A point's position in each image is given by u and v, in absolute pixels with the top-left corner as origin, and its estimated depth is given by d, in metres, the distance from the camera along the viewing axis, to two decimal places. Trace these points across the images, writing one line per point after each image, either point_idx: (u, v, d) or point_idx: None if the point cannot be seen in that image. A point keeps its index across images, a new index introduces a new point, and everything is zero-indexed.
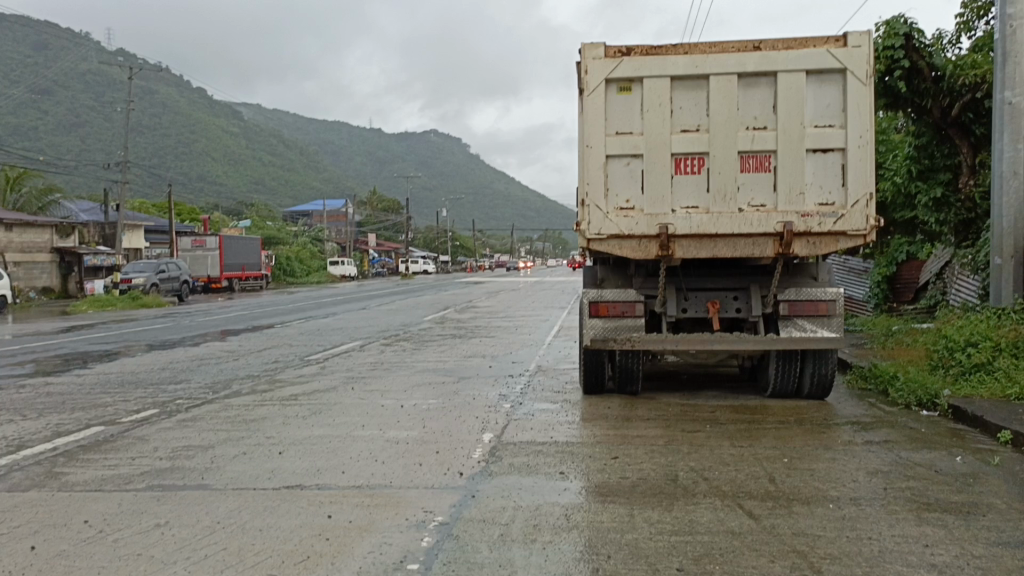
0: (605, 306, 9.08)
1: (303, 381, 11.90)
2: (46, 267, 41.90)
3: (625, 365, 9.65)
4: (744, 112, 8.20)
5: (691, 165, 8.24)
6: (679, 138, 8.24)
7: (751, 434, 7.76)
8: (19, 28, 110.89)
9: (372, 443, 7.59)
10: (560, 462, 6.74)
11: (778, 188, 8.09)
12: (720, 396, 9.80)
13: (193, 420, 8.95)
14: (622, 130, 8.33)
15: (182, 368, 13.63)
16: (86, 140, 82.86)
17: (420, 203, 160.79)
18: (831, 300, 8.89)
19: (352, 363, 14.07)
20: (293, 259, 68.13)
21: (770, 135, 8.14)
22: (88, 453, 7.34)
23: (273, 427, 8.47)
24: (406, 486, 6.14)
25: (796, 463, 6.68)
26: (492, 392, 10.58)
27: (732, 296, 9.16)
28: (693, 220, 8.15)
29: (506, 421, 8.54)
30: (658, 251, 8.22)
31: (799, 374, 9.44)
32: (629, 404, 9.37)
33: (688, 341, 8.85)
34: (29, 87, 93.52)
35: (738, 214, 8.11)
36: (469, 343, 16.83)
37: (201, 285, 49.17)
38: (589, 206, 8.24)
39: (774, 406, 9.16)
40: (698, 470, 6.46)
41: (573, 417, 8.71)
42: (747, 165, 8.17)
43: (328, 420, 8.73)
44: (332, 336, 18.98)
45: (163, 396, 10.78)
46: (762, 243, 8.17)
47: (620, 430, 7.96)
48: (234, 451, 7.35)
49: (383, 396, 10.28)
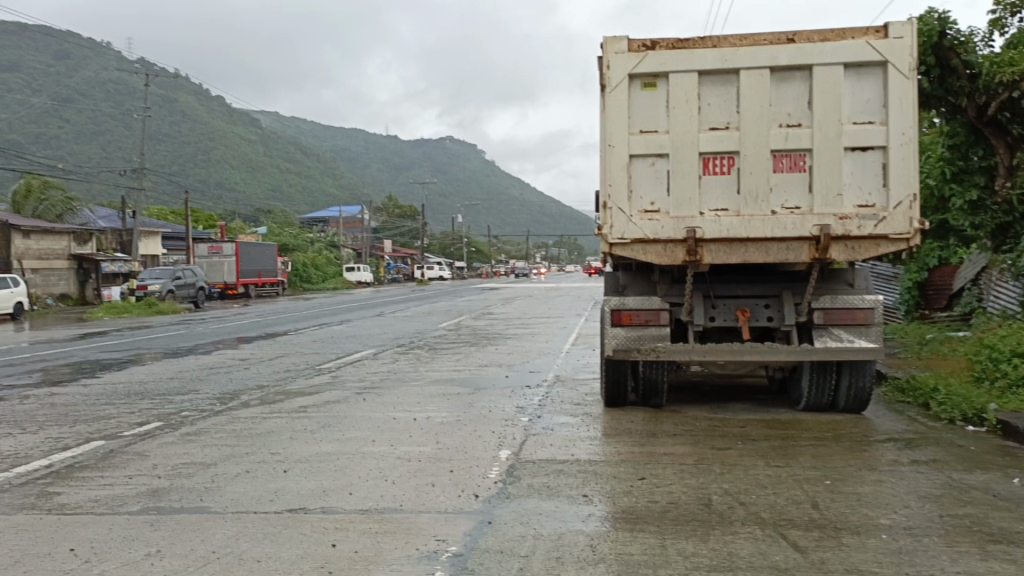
0: (628, 314, 8.62)
1: (314, 392, 11.53)
2: (63, 274, 42.06)
3: (648, 377, 9.17)
4: (777, 108, 7.70)
5: (719, 164, 7.77)
6: (707, 136, 7.76)
7: (787, 452, 7.25)
8: (42, 38, 112.37)
9: (381, 461, 7.17)
10: (582, 483, 6.28)
11: (814, 188, 7.58)
12: (749, 409, 9.28)
13: (197, 434, 8.59)
14: (647, 128, 7.86)
15: (191, 378, 13.33)
16: (106, 147, 83.67)
17: (436, 209, 160.94)
18: (870, 308, 8.39)
19: (364, 372, 13.69)
20: (309, 265, 68.16)
21: (805, 132, 7.64)
22: (83, 472, 6.99)
23: (279, 442, 8.08)
24: (417, 509, 5.71)
25: (839, 485, 6.16)
26: (509, 403, 10.13)
27: (763, 304, 8.64)
28: (722, 224, 7.67)
29: (523, 436, 8.09)
30: (685, 256, 7.75)
31: (834, 386, 8.90)
32: (653, 418, 8.88)
33: (716, 352, 8.37)
34: (50, 95, 94.64)
35: (770, 217, 7.61)
36: (485, 352, 16.39)
37: (217, 291, 49.19)
38: (612, 208, 7.78)
39: (808, 421, 8.62)
40: (732, 493, 5.97)
41: (594, 433, 8.24)
42: (780, 165, 7.68)
43: (337, 435, 8.32)
44: (346, 345, 18.62)
45: (169, 407, 10.46)
46: (797, 248, 7.67)
47: (645, 447, 7.49)
48: (237, 469, 6.98)
49: (395, 409, 9.87)
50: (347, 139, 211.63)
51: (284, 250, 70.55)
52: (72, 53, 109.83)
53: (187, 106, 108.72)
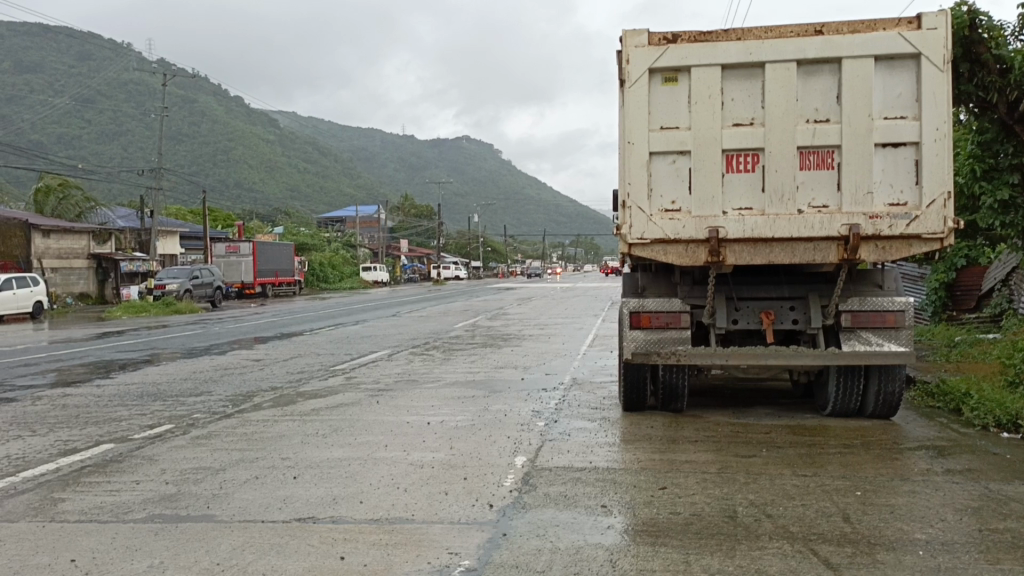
0: (648, 317, 8.36)
1: (327, 394, 11.38)
2: (83, 273, 42.41)
3: (669, 381, 8.90)
4: (804, 104, 7.42)
5: (743, 162, 7.50)
6: (730, 132, 7.50)
7: (815, 460, 6.95)
8: (64, 40, 113.70)
9: (393, 467, 6.97)
10: (600, 493, 6.04)
11: (843, 187, 7.29)
12: (773, 415, 8.99)
13: (207, 438, 8.46)
14: (668, 125, 7.61)
15: (205, 378, 13.24)
16: (127, 148, 84.49)
17: (452, 209, 161.08)
18: (900, 310, 8.08)
19: (378, 373, 13.53)
20: (326, 265, 68.30)
21: (833, 128, 7.35)
22: (90, 477, 6.86)
23: (289, 446, 7.91)
24: (429, 520, 5.50)
25: (871, 497, 5.86)
26: (525, 407, 9.91)
27: (788, 307, 8.35)
28: (746, 224, 7.40)
29: (540, 442, 7.87)
30: (707, 257, 7.49)
31: (862, 391, 8.58)
32: (673, 424, 8.62)
33: (739, 356, 8.09)
34: (72, 97, 95.74)
35: (797, 216, 7.33)
36: (501, 353, 16.16)
37: (235, 290, 49.38)
38: (631, 207, 7.54)
39: (835, 427, 8.32)
40: (759, 505, 5.70)
41: (613, 438, 8.00)
42: (807, 162, 7.39)
43: (349, 440, 8.14)
44: (361, 345, 18.48)
45: (180, 410, 10.35)
46: (825, 249, 7.37)
47: (666, 454, 7.23)
48: (245, 475, 6.83)
49: (408, 412, 9.68)
50: (364, 139, 212.34)
51: (301, 249, 70.80)
52: (94, 54, 111.22)
53: (206, 107, 109.49)
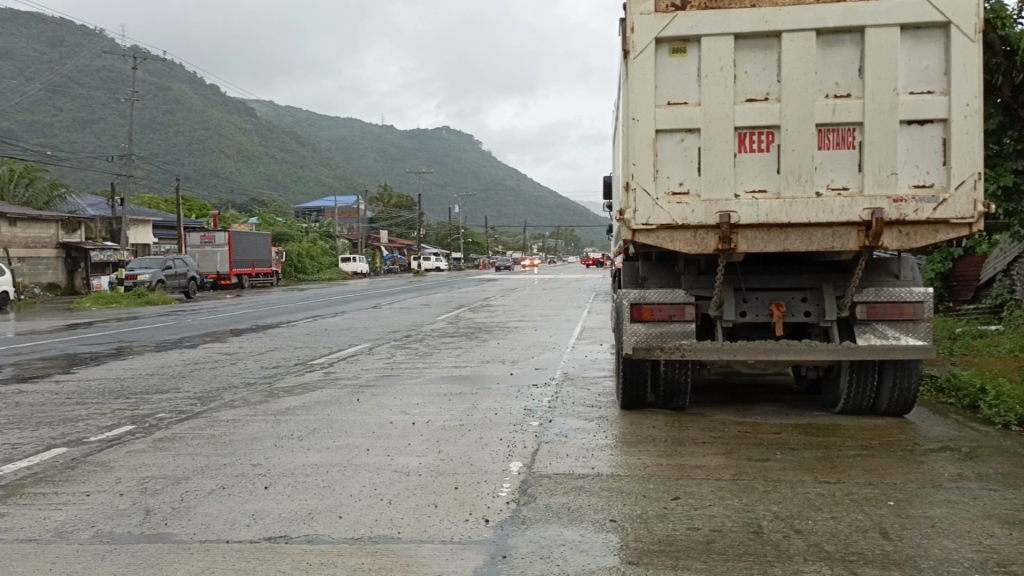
0: (649, 309, 7.79)
1: (303, 390, 10.67)
2: (51, 263, 41.05)
3: (671, 378, 8.33)
4: (823, 77, 6.83)
5: (757, 141, 6.91)
6: (744, 109, 6.89)
7: (834, 464, 6.42)
8: (34, 25, 110.60)
9: (375, 475, 6.31)
10: (607, 504, 5.43)
11: (865, 168, 6.72)
12: (780, 412, 8.45)
13: (170, 441, 7.75)
14: (676, 100, 7.00)
15: (173, 373, 12.48)
16: (100, 135, 82.35)
17: (432, 200, 159.72)
18: (918, 302, 7.55)
19: (358, 368, 12.84)
20: (304, 255, 67.10)
21: (855, 103, 6.77)
22: (34, 488, 6.15)
23: (260, 451, 7.22)
24: (417, 539, 4.86)
25: (905, 508, 5.31)
26: (516, 405, 9.28)
27: (800, 298, 7.78)
28: (760, 208, 6.82)
29: (535, 444, 7.26)
30: (718, 244, 6.90)
31: (876, 389, 8.06)
32: (677, 424, 8.03)
33: (748, 351, 7.54)
34: (42, 82, 93.14)
35: (815, 199, 6.76)
36: (487, 346, 15.50)
37: (210, 281, 48.15)
38: (635, 190, 6.95)
39: (849, 427, 7.79)
40: (784, 518, 5.13)
41: (613, 440, 7.40)
42: (825, 140, 6.82)
43: (327, 443, 7.47)
44: (339, 338, 17.73)
45: (143, 409, 9.59)
46: (844, 235, 6.81)
47: (673, 458, 6.65)
48: (210, 485, 6.15)
49: (390, 411, 9.02)
50: (343, 129, 209.82)
51: (278, 240, 69.41)
52: (66, 40, 108.61)
53: (181, 94, 107.12)
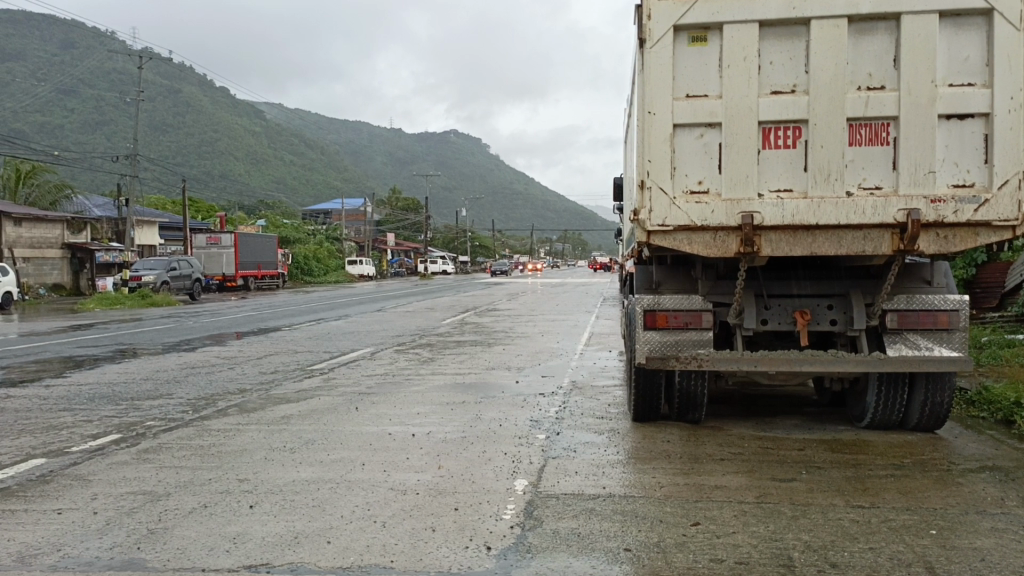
0: (664, 316, 7.33)
1: (301, 398, 10.25)
2: (56, 263, 40.85)
3: (686, 389, 7.85)
4: (854, 68, 6.36)
5: (783, 136, 6.45)
6: (769, 102, 6.43)
7: (866, 486, 5.92)
8: (47, 27, 111.00)
9: (368, 493, 5.85)
10: (620, 531, 4.95)
11: (900, 166, 6.25)
12: (802, 427, 7.95)
13: (155, 452, 7.32)
14: (695, 92, 6.54)
15: (168, 378, 12.08)
16: (109, 137, 82.47)
17: (439, 203, 159.62)
18: (953, 310, 7.06)
19: (359, 374, 12.41)
20: (311, 257, 66.94)
21: (889, 96, 6.29)
22: (3, 504, 5.73)
23: (249, 464, 6.78)
24: (412, 570, 4.40)
25: (950, 538, 4.81)
26: (521, 416, 8.82)
27: (826, 305, 7.29)
28: (786, 209, 6.36)
29: (541, 460, 6.80)
30: (739, 247, 6.42)
31: (905, 402, 7.56)
32: (693, 438, 7.55)
33: (769, 361, 7.06)
34: (54, 84, 93.47)
35: (845, 199, 6.29)
36: (492, 352, 15.05)
37: (215, 283, 47.90)
38: (651, 188, 6.50)
39: (877, 443, 7.30)
40: (817, 549, 4.64)
41: (625, 456, 6.92)
42: (857, 136, 6.35)
43: (321, 456, 7.03)
44: (341, 342, 17.31)
45: (133, 416, 9.17)
46: (876, 238, 6.32)
47: (690, 477, 6.16)
48: (191, 503, 5.70)
49: (389, 422, 8.58)
50: (351, 131, 210.00)
51: (285, 242, 69.20)
52: (78, 42, 109.16)
53: (191, 96, 107.33)
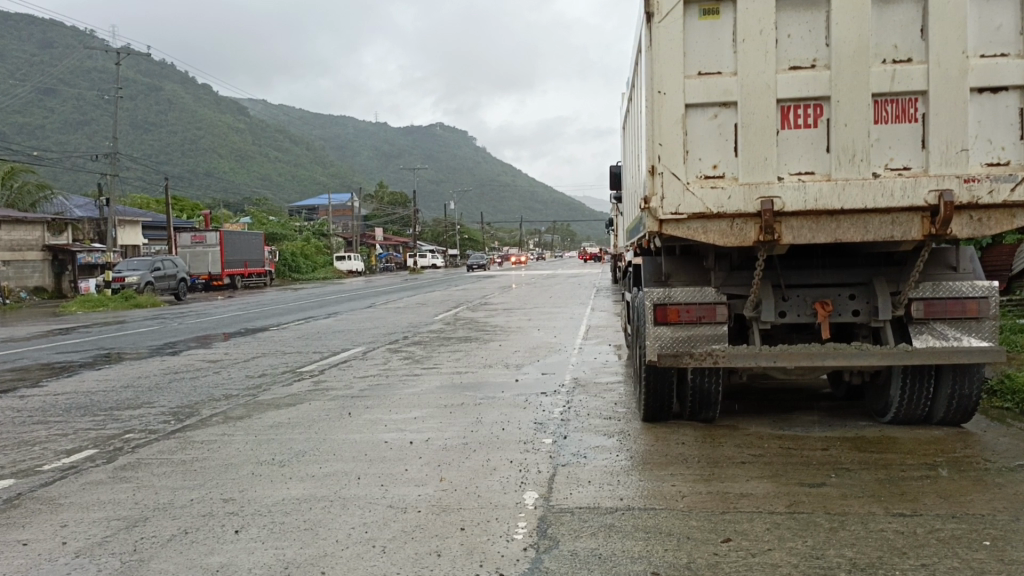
0: (676, 310, 6.88)
1: (290, 403, 9.74)
2: (38, 265, 39.98)
3: (699, 387, 7.40)
4: (879, 39, 5.89)
5: (804, 115, 5.98)
6: (788, 79, 5.95)
7: (903, 490, 5.51)
8: (25, 27, 108.92)
9: (365, 513, 5.37)
10: (644, 551, 4.50)
11: (929, 144, 5.81)
12: (822, 424, 7.53)
13: (134, 470, 6.81)
14: (708, 70, 6.06)
15: (150, 385, 11.53)
16: (90, 136, 81.12)
17: (427, 197, 158.65)
18: (982, 297, 6.63)
19: (350, 376, 11.90)
20: (299, 254, 66.11)
21: (918, 69, 5.83)
22: None
23: (235, 481, 6.28)
24: None
25: (1006, 550, 4.39)
26: (524, 419, 8.35)
27: (847, 295, 6.85)
28: (808, 192, 5.90)
29: (550, 468, 6.34)
30: (759, 235, 5.97)
31: (931, 396, 7.14)
32: (709, 439, 7.11)
33: (790, 356, 6.61)
34: (32, 83, 91.93)
35: (872, 180, 5.83)
36: (488, 348, 14.58)
37: (201, 282, 47.10)
38: (663, 173, 6.04)
39: (904, 440, 6.90)
40: (865, 568, 4.20)
41: (639, 461, 6.47)
42: (883, 113, 5.89)
43: (313, 469, 6.54)
44: (332, 341, 16.78)
45: (111, 428, 8.63)
46: (906, 222, 5.87)
47: (713, 484, 5.72)
48: (171, 529, 5.20)
49: (384, 428, 8.09)
50: (336, 126, 208.29)
51: (272, 239, 68.23)
52: (57, 41, 107.66)
53: (173, 93, 105.86)
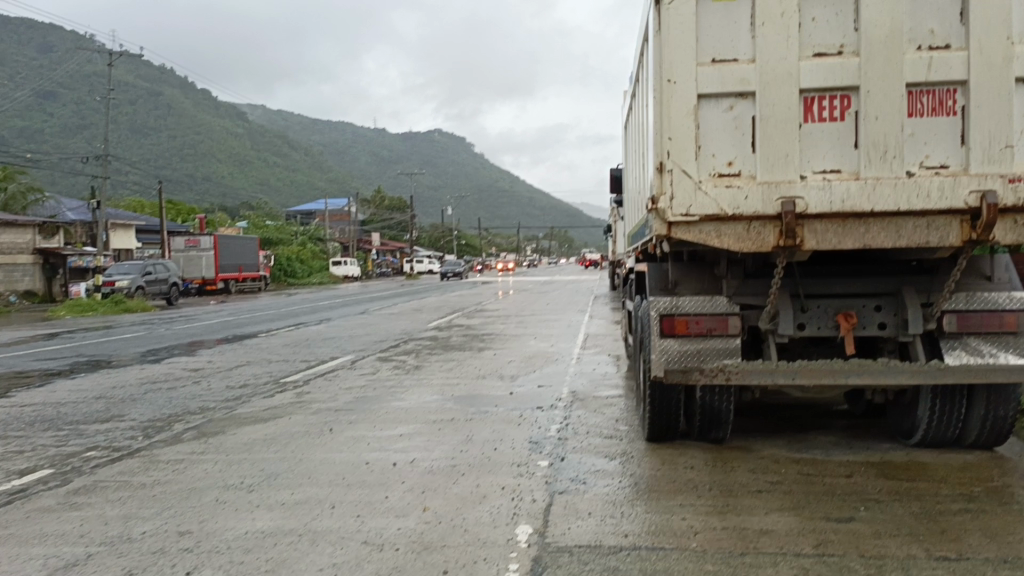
0: (684, 321, 6.29)
1: (270, 418, 9.10)
2: (28, 269, 39.27)
3: (709, 404, 6.80)
4: (913, 23, 5.30)
5: (829, 107, 5.39)
6: (812, 67, 5.36)
7: (942, 527, 4.91)
8: (23, 31, 108.35)
9: (336, 551, 4.74)
10: None
11: (970, 140, 5.22)
12: (844, 446, 6.93)
13: (88, 495, 6.16)
14: (723, 57, 5.48)
15: (124, 396, 10.88)
16: (87, 139, 80.54)
17: (425, 202, 158.29)
18: (1022, 310, 6.04)
19: (336, 387, 11.26)
20: (294, 259, 65.46)
21: (957, 56, 5.24)
22: None
23: (195, 509, 5.64)
24: None
25: None
26: (519, 437, 7.71)
27: (872, 307, 6.26)
28: (834, 192, 5.30)
29: (545, 497, 5.71)
30: (778, 240, 5.37)
31: (962, 416, 6.55)
32: (720, 462, 6.50)
33: (809, 374, 6.00)
34: (30, 86, 91.35)
35: (905, 180, 5.25)
36: (482, 358, 13.93)
37: (195, 286, 46.46)
38: (672, 171, 5.45)
39: (934, 465, 6.31)
40: None
41: (644, 488, 5.86)
42: (917, 105, 5.31)
43: (285, 495, 5.90)
44: (321, 349, 16.13)
45: (73, 445, 7.97)
46: (943, 226, 5.27)
47: (728, 519, 5.10)
48: (113, 571, 4.55)
49: (367, 447, 7.46)
50: (335, 132, 207.96)
51: (267, 243, 67.61)
52: (56, 45, 107.40)
53: (172, 97, 105.39)
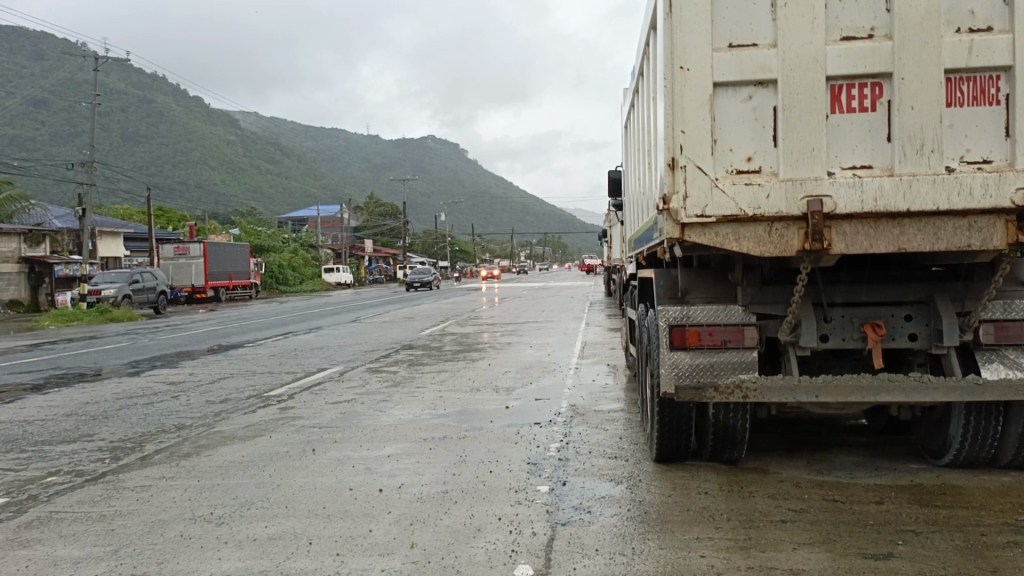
0: (696, 333, 5.74)
1: (248, 436, 8.49)
2: (13, 278, 38.47)
3: (722, 423, 6.26)
4: (951, 3, 4.79)
5: (860, 96, 4.87)
6: (840, 52, 4.85)
7: (992, 565, 4.37)
8: (14, 39, 107.53)
9: None
10: None
11: (1017, 132, 4.70)
12: (869, 467, 6.38)
13: (38, 529, 5.55)
14: (741, 40, 4.96)
15: (95, 413, 10.25)
16: (77, 146, 79.78)
17: (418, 208, 157.58)
18: None
19: (322, 401, 10.64)
20: (286, 266, 64.71)
21: (1001, 39, 4.73)
22: None
23: (155, 548, 5.04)
24: None
25: None
26: (515, 458, 7.13)
27: (902, 316, 5.73)
28: (865, 190, 4.77)
29: (548, 530, 5.13)
30: (804, 243, 4.83)
31: (998, 434, 6.03)
32: (737, 487, 5.93)
33: (835, 391, 5.45)
34: (20, 94, 90.55)
35: (944, 176, 4.73)
36: (476, 369, 13.32)
37: (185, 295, 45.69)
38: (686, 167, 4.93)
39: (969, 488, 5.78)
40: None
41: (655, 518, 5.29)
42: (957, 93, 4.79)
43: (258, 531, 5.30)
44: (309, 360, 15.50)
45: (32, 470, 7.35)
46: (986, 228, 4.75)
47: (752, 556, 4.55)
48: None
49: (352, 470, 6.87)
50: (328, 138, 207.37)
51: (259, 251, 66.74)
52: (48, 52, 106.60)
53: (163, 104, 104.69)
